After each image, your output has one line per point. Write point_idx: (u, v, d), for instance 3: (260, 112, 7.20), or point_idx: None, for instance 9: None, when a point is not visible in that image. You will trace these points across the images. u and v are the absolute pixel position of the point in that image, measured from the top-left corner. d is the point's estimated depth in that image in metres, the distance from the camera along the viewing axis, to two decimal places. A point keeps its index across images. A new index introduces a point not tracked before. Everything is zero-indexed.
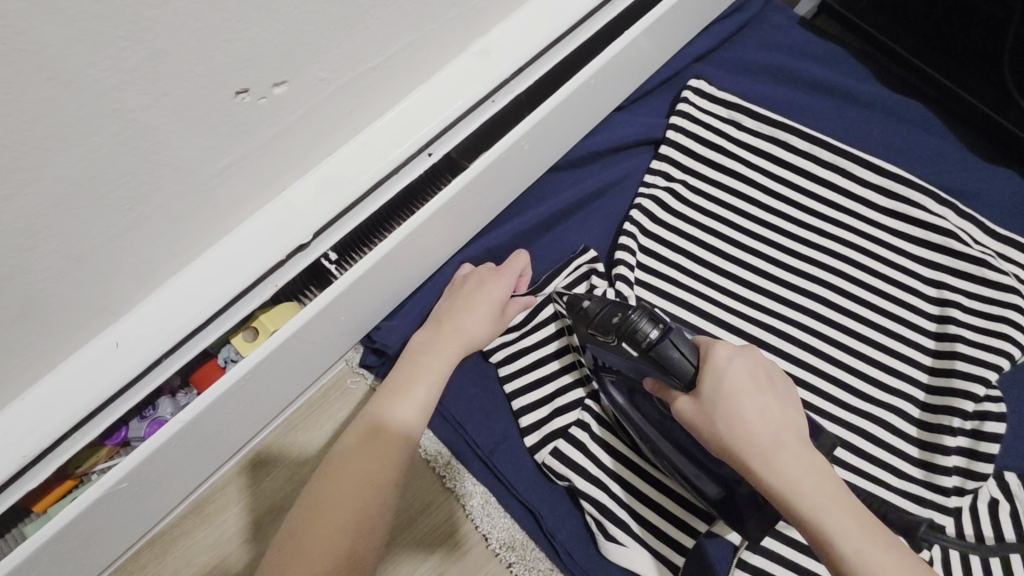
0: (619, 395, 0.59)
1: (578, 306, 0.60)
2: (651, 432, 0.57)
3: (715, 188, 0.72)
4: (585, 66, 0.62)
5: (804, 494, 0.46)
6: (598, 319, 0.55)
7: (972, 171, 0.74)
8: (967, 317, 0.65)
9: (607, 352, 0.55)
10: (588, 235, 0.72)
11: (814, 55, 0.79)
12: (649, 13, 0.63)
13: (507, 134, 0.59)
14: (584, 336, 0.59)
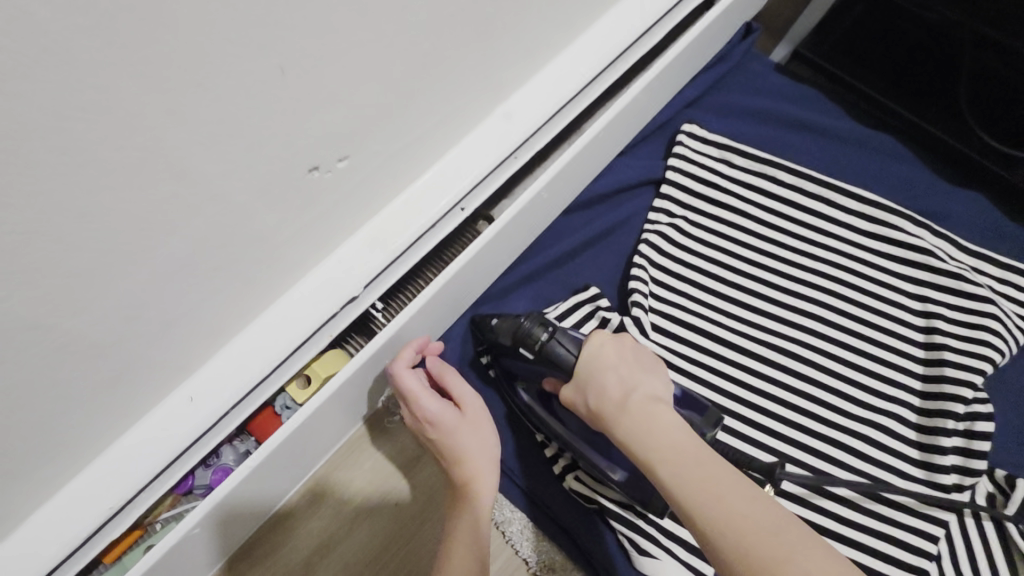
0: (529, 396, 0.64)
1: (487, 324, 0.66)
2: (571, 435, 0.62)
3: (713, 221, 0.78)
4: (591, 122, 0.69)
5: (647, 447, 0.47)
6: (501, 328, 0.62)
7: (942, 194, 0.81)
8: (951, 327, 0.72)
9: (512, 359, 0.62)
10: (600, 270, 0.77)
11: (790, 97, 0.88)
12: (646, 73, 0.71)
13: (529, 186, 0.66)
14: (497, 350, 0.65)
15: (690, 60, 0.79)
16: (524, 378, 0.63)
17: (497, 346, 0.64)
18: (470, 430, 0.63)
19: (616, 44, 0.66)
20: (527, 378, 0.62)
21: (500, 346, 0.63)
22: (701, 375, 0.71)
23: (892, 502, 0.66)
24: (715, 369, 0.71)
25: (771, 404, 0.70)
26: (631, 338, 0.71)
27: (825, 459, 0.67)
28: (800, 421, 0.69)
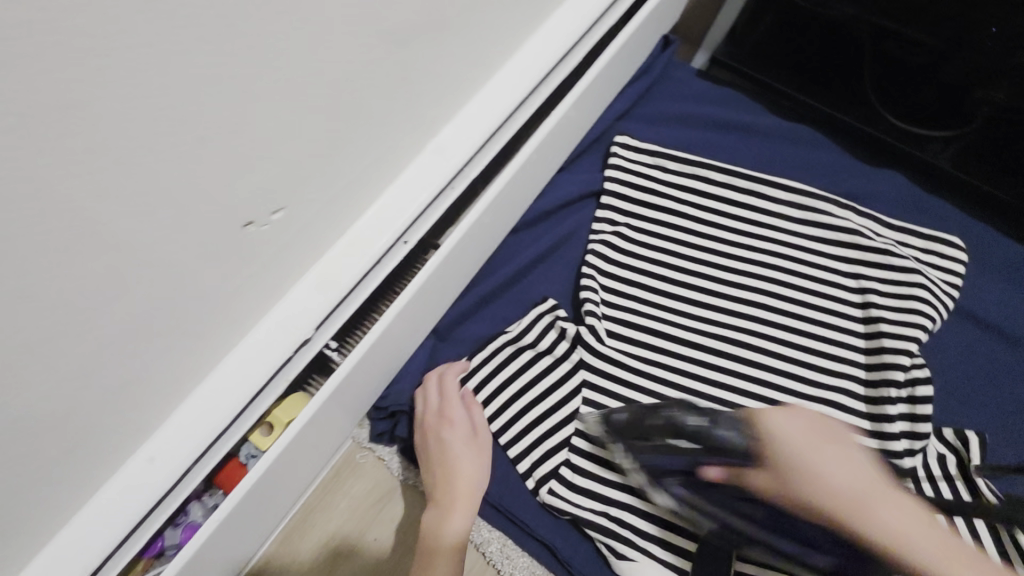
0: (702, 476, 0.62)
1: (632, 412, 0.65)
2: (730, 518, 0.60)
3: (655, 225, 0.82)
4: (523, 145, 0.73)
5: (917, 544, 0.44)
6: (642, 415, 0.64)
7: (863, 176, 0.86)
8: (884, 300, 0.76)
9: (653, 453, 0.63)
10: (553, 284, 0.80)
11: (714, 101, 0.93)
12: (570, 93, 0.75)
13: (469, 211, 0.69)
14: (635, 440, 0.64)
15: (613, 77, 0.84)
16: (674, 471, 0.63)
17: (637, 435, 0.64)
18: (466, 449, 0.68)
19: (538, 69, 0.70)
20: (682, 463, 0.61)
21: (644, 432, 0.63)
22: (658, 374, 0.74)
23: None
24: (671, 366, 0.74)
25: (728, 393, 0.72)
26: (588, 345, 0.74)
27: None
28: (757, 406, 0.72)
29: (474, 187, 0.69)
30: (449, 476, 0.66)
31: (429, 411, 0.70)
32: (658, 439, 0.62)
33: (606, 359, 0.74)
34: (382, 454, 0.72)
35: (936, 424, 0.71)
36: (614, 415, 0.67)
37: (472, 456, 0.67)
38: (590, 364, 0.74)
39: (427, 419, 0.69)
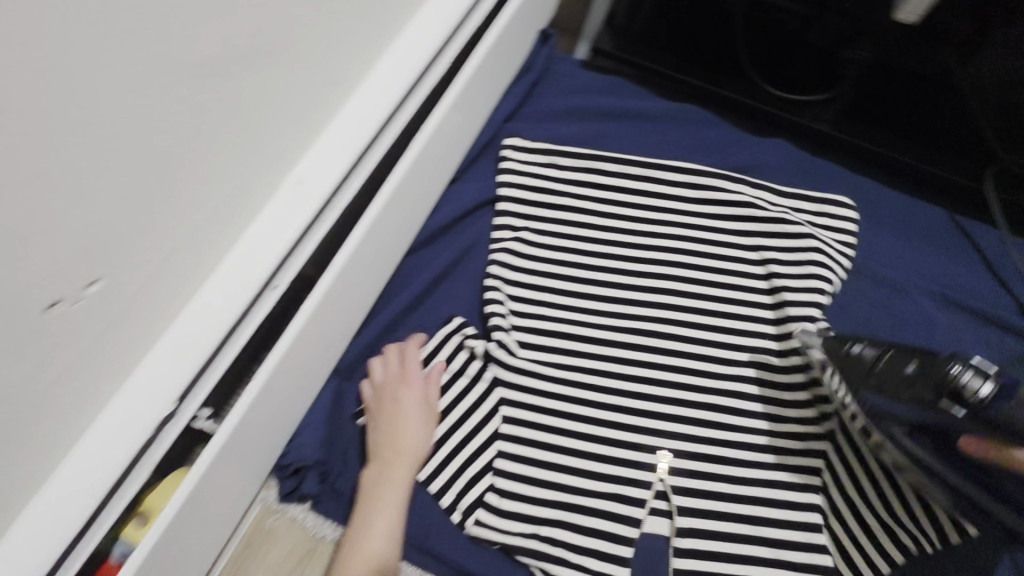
0: (897, 430, 0.62)
1: (846, 349, 0.67)
2: (929, 459, 0.61)
3: (556, 225, 0.80)
4: (400, 160, 0.68)
5: None
6: (898, 353, 0.65)
7: (749, 147, 0.86)
8: (786, 268, 0.77)
9: (892, 403, 0.63)
10: (458, 301, 0.76)
11: (600, 91, 0.92)
12: (445, 97, 0.72)
13: (350, 238, 0.64)
14: (891, 370, 0.64)
15: (491, 79, 0.81)
16: (884, 415, 0.63)
17: (901, 383, 0.63)
18: (410, 410, 0.68)
19: (403, 81, 0.66)
20: (927, 413, 0.61)
21: (917, 382, 0.62)
22: (574, 379, 0.71)
23: (775, 448, 0.69)
24: (587, 368, 0.72)
25: (649, 387, 0.71)
26: (499, 361, 0.72)
27: (708, 424, 0.70)
28: (677, 395, 0.71)
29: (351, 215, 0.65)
30: (391, 436, 0.67)
31: (389, 374, 0.70)
32: (932, 397, 0.60)
33: (519, 373, 0.72)
34: (295, 513, 0.68)
35: None
36: (858, 346, 0.67)
37: (418, 418, 0.68)
38: (505, 380, 0.72)
39: (387, 383, 0.70)
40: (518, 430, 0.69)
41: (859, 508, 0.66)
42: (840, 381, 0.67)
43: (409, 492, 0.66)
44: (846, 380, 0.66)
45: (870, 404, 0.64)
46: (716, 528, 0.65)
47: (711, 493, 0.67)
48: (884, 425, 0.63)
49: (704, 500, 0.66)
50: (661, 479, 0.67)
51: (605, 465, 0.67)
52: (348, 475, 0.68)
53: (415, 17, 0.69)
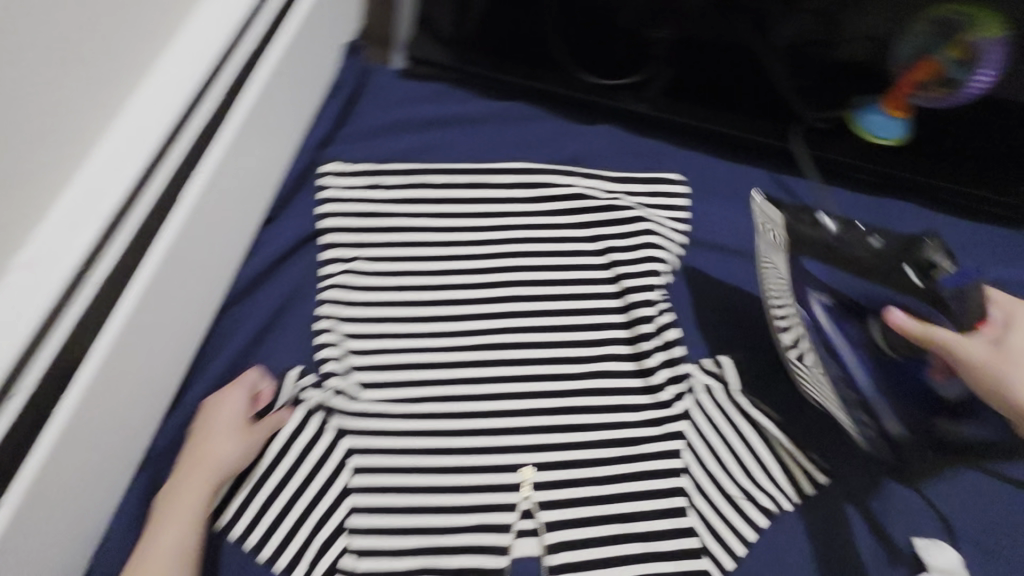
0: (819, 301, 0.69)
1: (814, 218, 0.69)
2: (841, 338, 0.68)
3: (390, 249, 0.75)
4: (181, 200, 0.58)
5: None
6: (856, 240, 0.70)
7: (582, 136, 0.86)
8: (624, 255, 0.76)
9: (883, 247, 0.70)
10: (289, 350, 0.70)
11: (424, 98, 0.87)
12: (231, 121, 0.62)
13: (123, 304, 0.54)
14: (827, 253, 0.69)
15: (290, 99, 0.72)
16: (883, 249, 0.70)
17: (870, 257, 0.70)
18: (225, 419, 0.64)
19: (159, 122, 0.57)
20: (886, 268, 0.70)
21: (878, 263, 0.69)
22: (424, 411, 0.67)
23: (637, 439, 0.68)
24: (437, 396, 0.68)
25: (505, 404, 0.68)
26: (340, 409, 0.67)
27: (568, 429, 0.67)
28: (534, 405, 0.68)
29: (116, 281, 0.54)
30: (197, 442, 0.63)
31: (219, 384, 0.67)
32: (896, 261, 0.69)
33: (364, 417, 0.67)
34: None
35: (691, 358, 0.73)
36: (831, 223, 0.69)
37: (231, 426, 0.64)
38: (350, 428, 0.66)
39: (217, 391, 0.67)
40: (371, 479, 0.64)
41: (721, 481, 0.67)
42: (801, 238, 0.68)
43: (202, 508, 0.61)
44: (792, 245, 0.68)
45: (800, 267, 0.69)
46: (585, 536, 0.63)
47: (578, 500, 0.65)
48: (886, 258, 0.70)
49: (572, 509, 0.64)
50: (527, 497, 0.65)
51: (466, 495, 0.64)
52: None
53: (166, 43, 0.59)
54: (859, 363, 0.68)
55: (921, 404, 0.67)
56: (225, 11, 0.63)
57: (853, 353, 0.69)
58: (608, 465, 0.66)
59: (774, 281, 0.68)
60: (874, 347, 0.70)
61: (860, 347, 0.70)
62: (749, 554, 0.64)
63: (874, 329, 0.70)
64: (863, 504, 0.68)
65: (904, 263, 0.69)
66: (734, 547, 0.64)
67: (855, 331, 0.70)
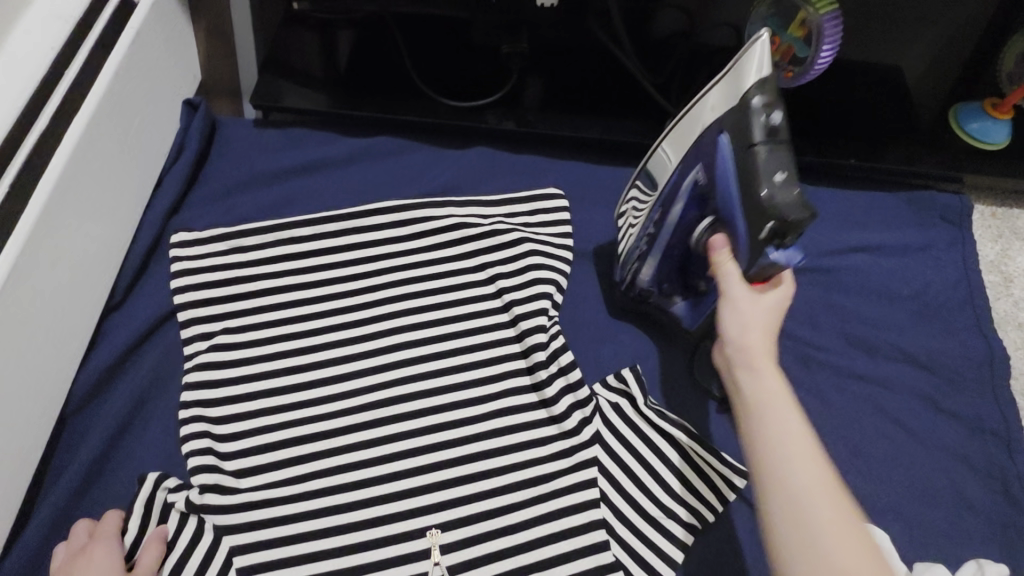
0: (697, 173, 0.58)
1: (750, 102, 0.54)
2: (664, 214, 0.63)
3: (258, 315, 0.69)
4: None
5: (779, 452, 0.47)
6: (768, 156, 0.52)
7: (456, 161, 0.82)
8: (511, 281, 0.72)
9: (770, 170, 0.52)
10: (150, 450, 0.63)
11: (282, 146, 0.81)
12: (28, 215, 0.55)
13: None
14: (735, 143, 0.54)
15: (114, 175, 0.66)
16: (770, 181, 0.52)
17: (752, 173, 0.53)
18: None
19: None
20: (747, 204, 0.53)
21: (752, 186, 0.52)
22: (311, 489, 0.61)
23: (548, 475, 0.63)
24: (324, 470, 0.62)
25: (401, 464, 0.62)
26: (214, 507, 0.59)
27: (472, 479, 0.62)
28: (432, 460, 0.63)
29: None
30: None
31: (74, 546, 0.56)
32: (760, 199, 0.52)
33: (241, 511, 0.59)
34: None
35: (588, 379, 0.70)
36: (774, 121, 0.53)
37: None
38: (226, 527, 0.58)
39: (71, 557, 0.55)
40: None
41: (640, 503, 0.64)
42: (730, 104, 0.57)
43: None
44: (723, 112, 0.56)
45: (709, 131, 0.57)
46: None
47: (491, 555, 0.60)
48: (759, 182, 0.52)
49: (486, 567, 0.59)
50: (437, 564, 0.59)
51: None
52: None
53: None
54: (674, 227, 0.62)
55: (681, 287, 0.68)
56: (13, 82, 0.55)
57: (677, 229, 0.62)
58: (521, 511, 0.62)
59: (657, 162, 0.64)
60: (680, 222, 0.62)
61: (681, 225, 0.62)
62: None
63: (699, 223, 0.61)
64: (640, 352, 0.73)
65: (770, 204, 0.51)
66: (663, 573, 0.60)
67: (686, 202, 0.60)
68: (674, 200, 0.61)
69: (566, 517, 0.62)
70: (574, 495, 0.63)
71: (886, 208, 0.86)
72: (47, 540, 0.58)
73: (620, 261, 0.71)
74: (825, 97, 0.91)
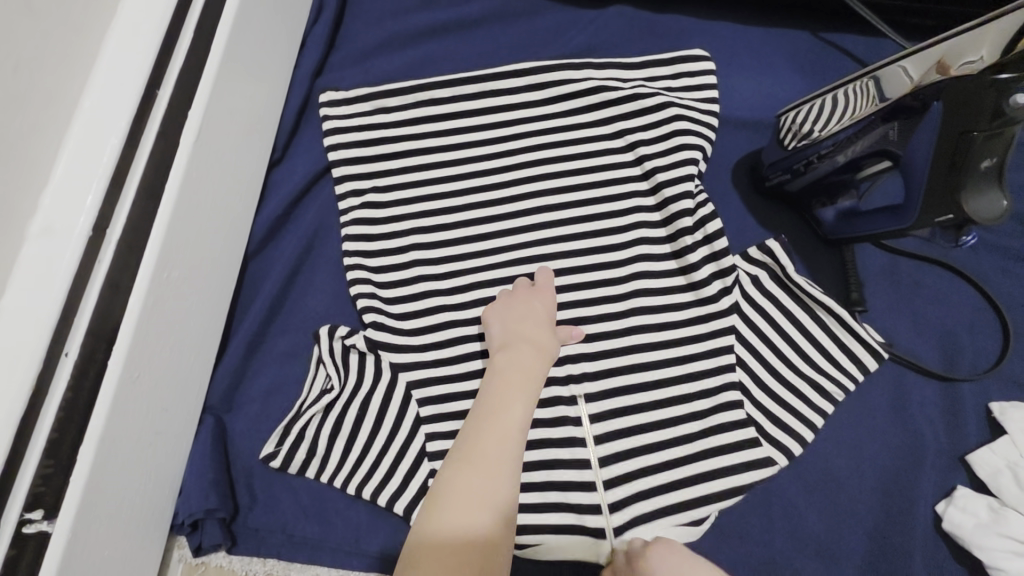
0: (886, 131, 0.54)
1: (992, 80, 0.47)
2: (844, 139, 0.57)
3: (406, 175, 0.71)
4: (183, 148, 0.55)
5: None
6: (983, 142, 0.49)
7: (593, 23, 0.77)
8: (653, 148, 0.70)
9: (980, 156, 0.50)
10: (320, 292, 0.69)
11: (414, 7, 0.79)
12: (212, 59, 0.58)
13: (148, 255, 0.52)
14: (950, 119, 0.50)
15: (271, 30, 0.68)
16: (979, 172, 0.50)
17: (957, 166, 0.50)
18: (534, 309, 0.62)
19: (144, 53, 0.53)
20: (941, 188, 0.52)
21: (955, 174, 0.51)
22: (465, 335, 0.66)
23: (689, 337, 0.65)
24: (477, 317, 0.66)
25: None
26: (381, 342, 0.65)
27: (615, 335, 0.65)
28: (576, 315, 0.66)
29: (137, 226, 0.51)
30: (515, 330, 0.61)
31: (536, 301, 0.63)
32: (967, 189, 0.51)
33: (407, 348, 0.65)
34: (219, 554, 0.62)
35: (732, 250, 0.69)
36: (1013, 105, 0.47)
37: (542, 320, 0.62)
38: (394, 358, 0.64)
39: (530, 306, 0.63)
40: (424, 407, 0.63)
41: (778, 369, 0.65)
42: (966, 71, 0.48)
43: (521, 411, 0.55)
44: (951, 76, 0.48)
45: (921, 93, 0.50)
46: (647, 439, 0.61)
47: (636, 403, 0.63)
48: (968, 172, 0.50)
49: (629, 417, 0.62)
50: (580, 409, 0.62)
51: None
52: (259, 509, 0.62)
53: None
54: (842, 163, 0.59)
55: (829, 195, 0.65)
56: None
57: (852, 159, 0.58)
58: (662, 367, 0.64)
59: (856, 96, 0.56)
60: (854, 159, 0.58)
61: (856, 155, 0.58)
62: (812, 435, 0.63)
63: (869, 164, 0.59)
64: (772, 231, 0.70)
65: (965, 195, 0.51)
66: (800, 432, 0.63)
67: (866, 149, 0.57)
68: (854, 142, 0.57)
69: (706, 373, 0.64)
70: (714, 354, 0.64)
71: None
72: (246, 359, 0.67)
73: (771, 167, 0.67)
74: None
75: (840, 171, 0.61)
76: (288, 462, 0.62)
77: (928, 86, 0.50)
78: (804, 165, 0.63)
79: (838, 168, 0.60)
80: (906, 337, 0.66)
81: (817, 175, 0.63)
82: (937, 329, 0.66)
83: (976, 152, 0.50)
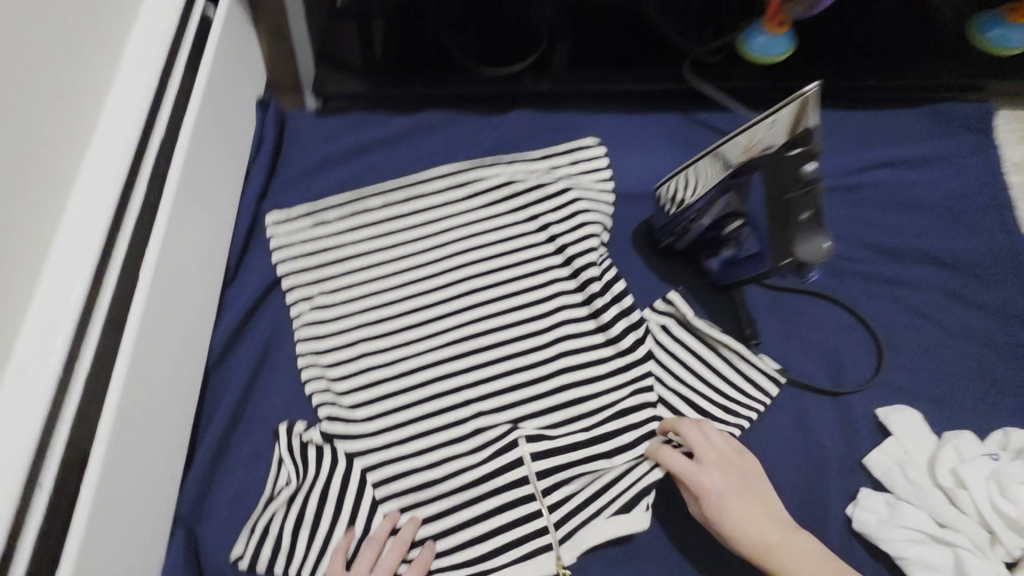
0: (728, 198, 0.67)
1: (786, 155, 0.60)
2: (703, 204, 0.70)
3: (348, 277, 0.80)
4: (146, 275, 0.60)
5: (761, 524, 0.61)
6: (796, 200, 0.60)
7: (500, 127, 0.90)
8: (561, 226, 0.81)
9: (796, 211, 0.61)
10: (278, 393, 0.76)
11: (344, 131, 0.92)
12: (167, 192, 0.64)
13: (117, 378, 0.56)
14: (767, 187, 0.62)
15: (220, 161, 0.77)
16: (798, 223, 0.61)
17: (782, 219, 0.61)
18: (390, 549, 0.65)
19: (106, 191, 0.58)
20: (776, 238, 0.62)
21: (783, 225, 0.61)
22: (414, 414, 0.72)
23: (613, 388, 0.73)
24: (422, 397, 0.73)
25: (485, 387, 0.73)
26: (338, 432, 0.71)
27: (547, 395, 0.73)
28: (510, 382, 0.74)
29: (103, 354, 0.56)
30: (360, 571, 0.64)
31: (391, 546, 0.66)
32: (792, 236, 0.61)
33: (362, 434, 0.71)
34: None
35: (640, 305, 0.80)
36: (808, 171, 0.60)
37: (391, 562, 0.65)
38: (351, 445, 0.70)
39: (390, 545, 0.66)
40: (382, 486, 0.69)
41: (694, 406, 0.73)
42: (767, 150, 0.61)
43: None
44: (757, 155, 0.61)
45: (746, 166, 0.63)
46: (585, 490, 0.69)
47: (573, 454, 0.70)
48: (790, 224, 0.61)
49: (566, 470, 0.69)
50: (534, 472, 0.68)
51: (467, 479, 0.68)
52: None
53: (96, 111, 0.61)
54: (709, 224, 0.71)
55: (712, 250, 0.76)
56: (139, 70, 0.64)
57: (714, 219, 0.70)
58: (592, 418, 0.72)
59: (705, 171, 0.69)
60: (717, 220, 0.70)
61: (715, 217, 0.70)
62: None
63: (728, 224, 0.70)
64: (672, 285, 0.81)
65: (795, 240, 0.61)
66: None
67: (722, 212, 0.69)
68: (710, 207, 0.69)
69: (632, 418, 0.71)
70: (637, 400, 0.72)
71: (910, 124, 0.91)
72: (212, 466, 0.71)
73: (660, 231, 0.78)
74: (846, 23, 0.95)
75: (710, 230, 0.72)
76: (258, 561, 0.66)
77: (749, 161, 0.63)
78: (682, 228, 0.75)
79: (707, 227, 0.72)
80: (797, 361, 0.76)
81: (696, 234, 0.74)
82: (823, 352, 0.76)
83: (792, 208, 0.61)
